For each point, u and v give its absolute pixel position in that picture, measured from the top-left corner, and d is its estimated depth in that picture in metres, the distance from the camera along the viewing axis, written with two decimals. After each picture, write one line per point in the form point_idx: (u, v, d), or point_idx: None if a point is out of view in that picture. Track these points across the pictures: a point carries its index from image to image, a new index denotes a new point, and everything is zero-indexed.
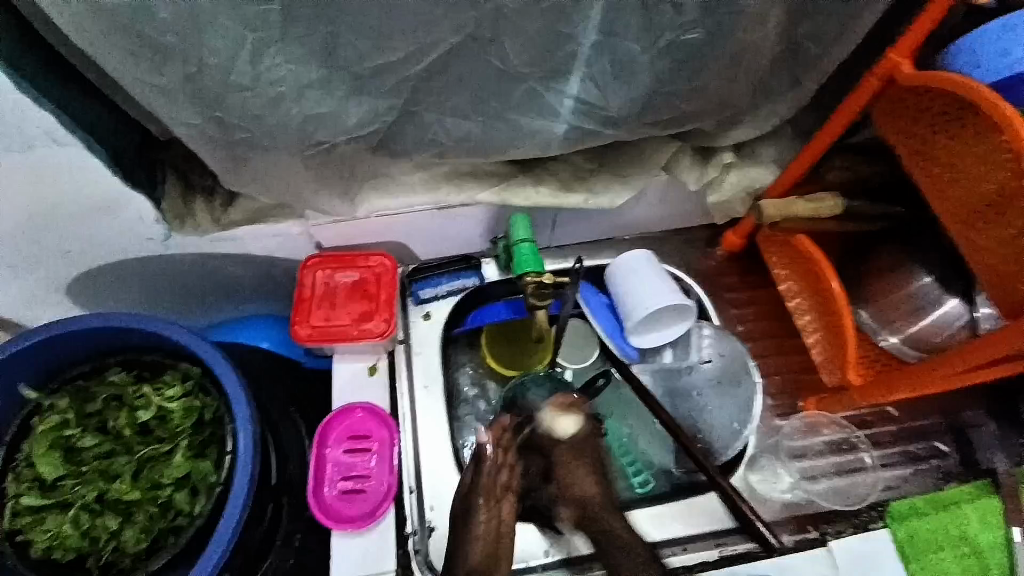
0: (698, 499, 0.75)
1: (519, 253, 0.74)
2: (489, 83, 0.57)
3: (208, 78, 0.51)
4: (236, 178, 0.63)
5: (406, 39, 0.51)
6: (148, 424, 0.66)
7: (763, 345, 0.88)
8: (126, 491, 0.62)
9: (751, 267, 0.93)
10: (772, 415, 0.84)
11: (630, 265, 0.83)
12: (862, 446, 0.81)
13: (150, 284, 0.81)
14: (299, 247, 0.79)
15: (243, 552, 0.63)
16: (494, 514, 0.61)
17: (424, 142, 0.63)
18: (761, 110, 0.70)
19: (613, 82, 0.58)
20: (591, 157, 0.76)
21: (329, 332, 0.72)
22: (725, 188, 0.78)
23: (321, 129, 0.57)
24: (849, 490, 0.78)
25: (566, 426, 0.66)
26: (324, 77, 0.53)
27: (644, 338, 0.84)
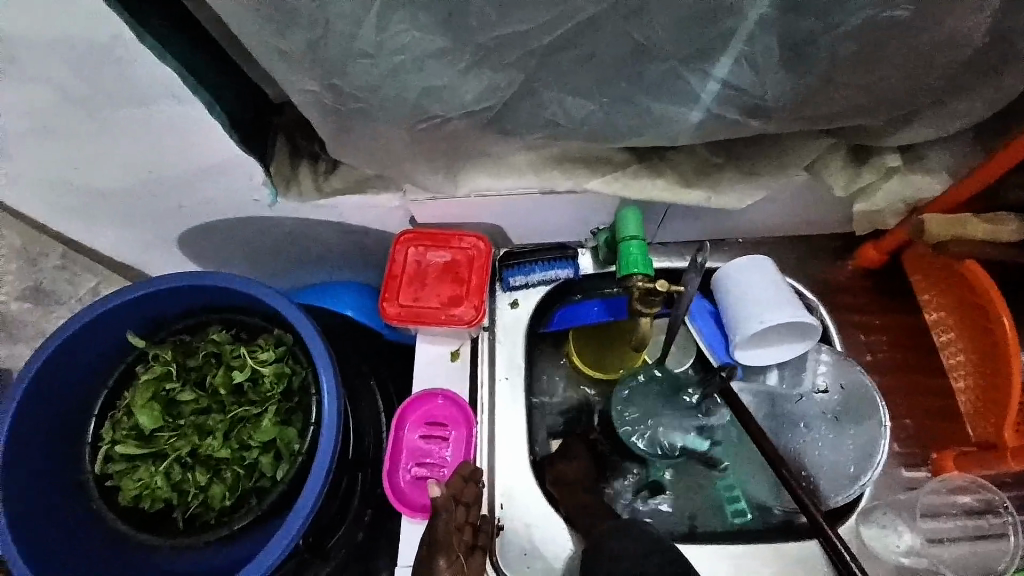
0: (788, 547, 0.68)
1: (627, 251, 0.67)
2: (624, 62, 0.50)
3: (329, 44, 0.47)
4: (344, 147, 0.61)
5: (541, 7, 0.45)
6: (242, 386, 0.66)
7: (893, 381, 0.76)
8: (217, 448, 0.63)
9: (888, 288, 0.80)
10: (896, 464, 0.72)
11: (746, 271, 0.73)
12: (1010, 513, 0.66)
13: (252, 244, 0.82)
14: (396, 220, 0.77)
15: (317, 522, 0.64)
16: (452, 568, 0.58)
17: (540, 123, 0.58)
18: (944, 110, 0.58)
19: (772, 67, 0.49)
20: (719, 149, 0.67)
21: (417, 312, 0.70)
22: (876, 197, 0.68)
23: (437, 102, 0.53)
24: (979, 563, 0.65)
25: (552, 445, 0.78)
26: (448, 47, 0.48)
27: (749, 354, 0.74)
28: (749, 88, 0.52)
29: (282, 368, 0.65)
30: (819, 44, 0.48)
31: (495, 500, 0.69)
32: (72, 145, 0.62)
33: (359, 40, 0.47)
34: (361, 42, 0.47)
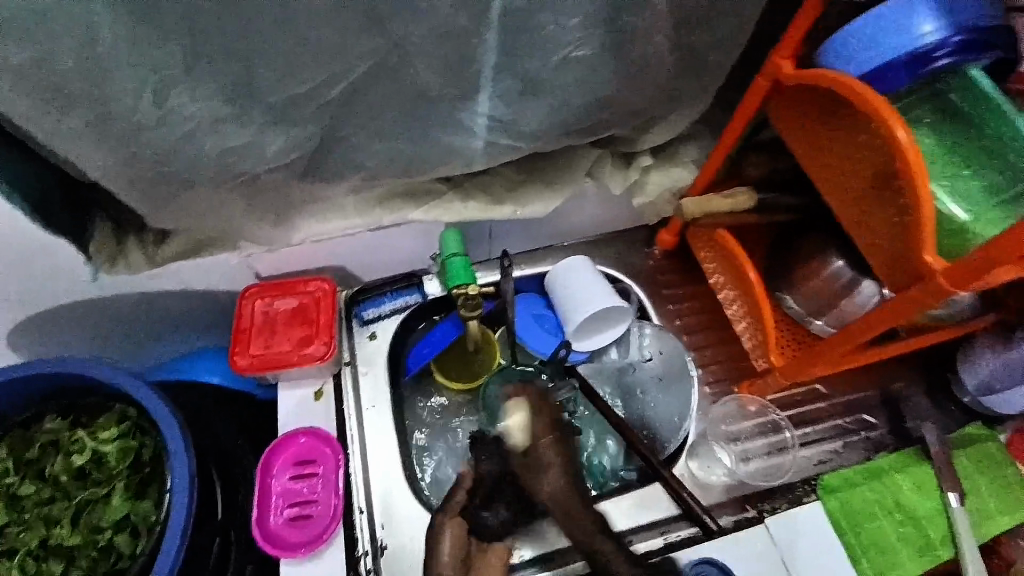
0: (641, 491, 0.77)
1: (451, 267, 0.76)
2: (404, 108, 0.60)
3: (113, 122, 0.52)
4: (163, 215, 0.64)
5: (311, 70, 0.53)
6: (84, 469, 0.66)
7: (704, 337, 0.92)
8: (66, 536, 0.63)
9: (687, 263, 0.97)
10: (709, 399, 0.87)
11: (568, 272, 0.86)
12: (785, 424, 0.84)
13: (92, 330, 0.80)
14: (240, 279, 0.79)
15: None
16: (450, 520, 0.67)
17: (351, 166, 0.65)
18: (670, 118, 0.74)
19: (521, 99, 0.61)
20: (521, 168, 0.79)
21: (269, 359, 0.73)
22: (648, 190, 0.83)
23: (241, 159, 0.59)
24: (777, 469, 0.81)
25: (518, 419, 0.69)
26: (234, 112, 0.55)
27: (585, 342, 0.87)
28: (510, 117, 0.63)
29: (127, 443, 0.64)
30: (550, 77, 0.60)
31: (375, 523, 0.72)
32: None
33: (140, 114, 0.52)
34: (142, 115, 0.52)
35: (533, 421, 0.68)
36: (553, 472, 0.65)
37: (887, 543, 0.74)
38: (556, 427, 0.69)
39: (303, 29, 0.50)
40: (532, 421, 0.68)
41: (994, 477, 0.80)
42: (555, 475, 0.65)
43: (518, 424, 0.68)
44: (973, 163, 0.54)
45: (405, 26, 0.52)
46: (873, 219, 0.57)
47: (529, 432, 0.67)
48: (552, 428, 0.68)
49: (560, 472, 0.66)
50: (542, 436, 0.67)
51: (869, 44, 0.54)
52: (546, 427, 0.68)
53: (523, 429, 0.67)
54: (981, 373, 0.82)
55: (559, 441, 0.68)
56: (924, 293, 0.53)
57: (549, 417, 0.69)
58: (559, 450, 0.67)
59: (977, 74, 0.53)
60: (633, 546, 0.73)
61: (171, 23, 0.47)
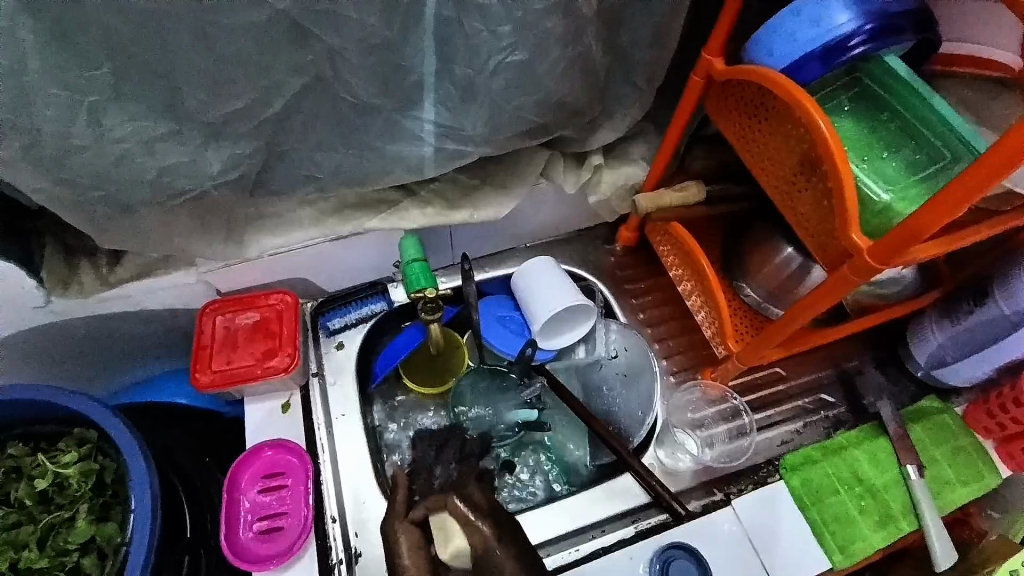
0: (611, 484, 0.79)
1: (411, 271, 0.77)
2: (347, 117, 0.62)
3: (47, 144, 0.53)
4: (111, 238, 0.64)
5: (249, 85, 0.55)
6: (47, 492, 0.65)
7: (666, 328, 0.94)
8: (35, 559, 0.62)
9: (647, 257, 0.99)
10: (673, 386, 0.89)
11: (533, 274, 0.87)
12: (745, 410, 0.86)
13: (48, 360, 0.79)
14: (198, 296, 0.80)
15: None
16: (406, 528, 0.67)
17: (301, 179, 0.67)
18: (614, 116, 0.77)
19: (461, 105, 0.63)
20: (475, 173, 0.80)
21: (230, 374, 0.73)
22: (602, 188, 0.85)
23: (181, 176, 0.59)
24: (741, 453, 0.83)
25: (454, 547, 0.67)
26: (173, 130, 0.56)
27: (552, 341, 0.88)
28: (453, 122, 0.65)
29: (89, 466, 0.64)
30: (485, 82, 0.62)
31: (348, 531, 0.72)
32: None
33: (75, 134, 0.53)
34: (77, 135, 0.53)
35: (471, 539, 0.67)
36: (503, 549, 0.65)
37: (849, 516, 0.76)
38: (498, 526, 0.67)
39: (236, 47, 0.52)
40: (466, 539, 0.67)
41: (951, 448, 0.82)
42: (508, 555, 0.65)
43: (453, 546, 0.67)
44: (892, 145, 0.58)
45: (337, 38, 0.54)
46: (805, 204, 0.60)
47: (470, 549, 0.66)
48: (492, 527, 0.67)
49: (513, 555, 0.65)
50: (488, 540, 0.66)
51: (786, 37, 0.57)
52: (489, 536, 0.66)
53: (463, 548, 0.67)
54: (932, 347, 0.84)
55: (507, 536, 0.67)
56: (852, 269, 0.55)
57: (489, 525, 0.67)
58: (503, 538, 0.66)
59: (891, 60, 0.57)
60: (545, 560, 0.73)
61: (105, 44, 0.49)
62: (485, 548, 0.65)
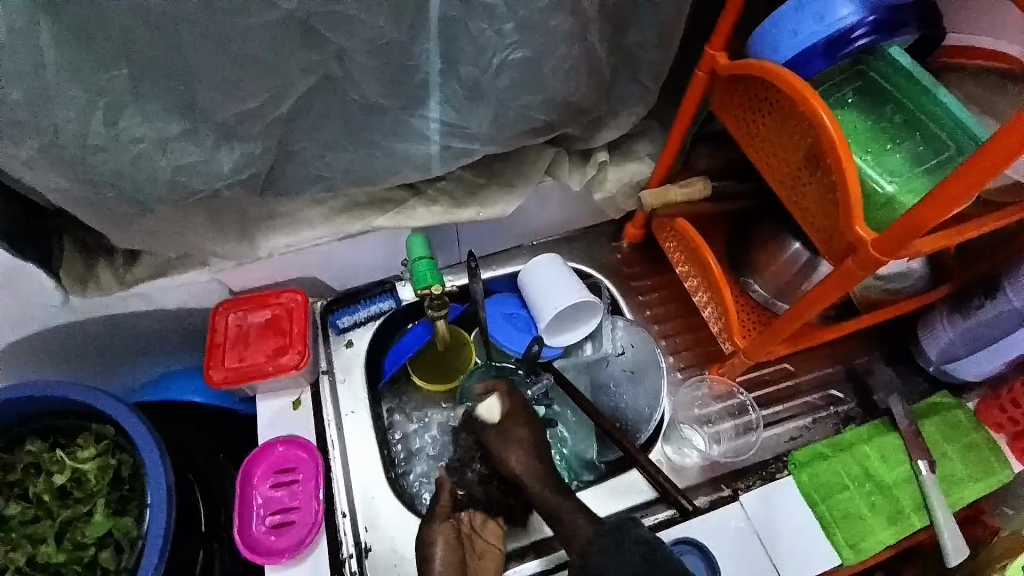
0: (618, 480, 0.79)
1: (418, 269, 0.78)
2: (355, 117, 0.63)
3: (64, 144, 0.54)
4: (128, 236, 0.66)
5: (259, 86, 0.56)
6: (65, 487, 0.67)
7: (672, 325, 0.94)
8: (52, 553, 0.64)
9: (653, 254, 0.99)
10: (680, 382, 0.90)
11: (538, 272, 0.87)
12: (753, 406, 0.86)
13: (66, 357, 0.81)
14: (211, 294, 0.81)
15: None
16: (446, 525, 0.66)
17: (311, 178, 0.68)
18: (620, 114, 0.77)
19: (468, 103, 0.64)
20: (481, 171, 0.81)
21: (242, 372, 0.74)
22: (608, 184, 0.86)
23: (194, 176, 0.61)
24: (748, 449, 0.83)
25: (486, 407, 0.71)
26: (186, 130, 0.57)
27: (559, 338, 0.88)
28: (459, 120, 0.66)
29: (106, 462, 0.66)
30: (491, 80, 0.62)
31: (358, 526, 0.73)
32: None
33: (92, 135, 0.54)
34: (94, 136, 0.54)
35: (504, 404, 0.71)
36: (519, 427, 0.70)
37: (859, 512, 0.76)
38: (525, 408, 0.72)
39: (247, 49, 0.53)
40: (503, 405, 0.71)
41: (963, 444, 0.81)
42: (522, 435, 0.69)
43: (489, 407, 0.71)
44: (897, 137, 0.58)
45: (344, 38, 0.55)
46: (810, 198, 0.60)
47: (499, 413, 0.71)
48: (519, 404, 0.72)
49: (526, 447, 0.69)
50: (513, 412, 0.71)
51: (789, 33, 0.58)
52: (516, 411, 0.71)
53: (494, 412, 0.71)
54: (942, 342, 0.83)
55: (527, 422, 0.71)
56: (856, 263, 0.56)
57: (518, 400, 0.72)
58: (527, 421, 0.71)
59: (895, 52, 0.58)
60: (599, 511, 0.77)
61: (121, 47, 0.50)
62: (508, 422, 0.70)
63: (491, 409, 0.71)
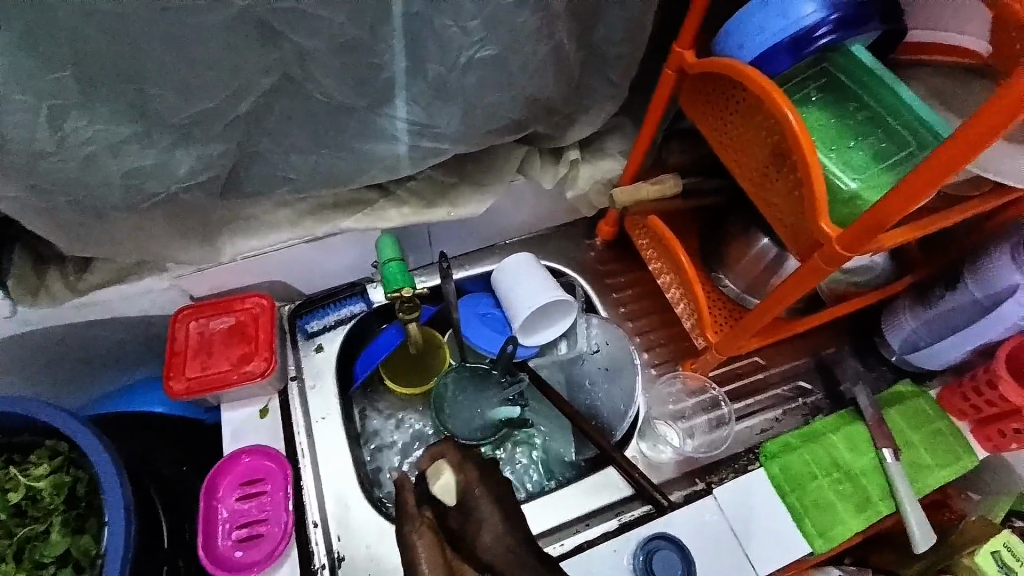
0: (594, 477, 0.79)
1: (388, 272, 0.76)
2: (319, 117, 0.61)
3: (7, 150, 0.51)
4: (79, 244, 0.63)
5: (215, 85, 0.54)
6: (21, 506, 0.64)
7: (646, 321, 0.94)
8: (11, 572, 0.61)
9: (625, 250, 1.00)
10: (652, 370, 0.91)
11: (513, 270, 0.86)
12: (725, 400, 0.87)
13: (18, 372, 0.77)
14: (172, 302, 0.78)
15: None
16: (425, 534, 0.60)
17: (274, 180, 0.66)
18: (590, 111, 0.77)
19: (435, 103, 0.63)
20: (450, 171, 0.80)
21: (206, 381, 0.71)
22: (579, 183, 0.86)
23: (150, 181, 0.58)
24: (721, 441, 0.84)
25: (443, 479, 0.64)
26: (139, 133, 0.55)
27: (536, 337, 0.88)
28: (427, 121, 0.64)
29: (61, 478, 0.63)
30: (458, 80, 0.61)
31: (331, 536, 0.72)
32: None
33: (37, 140, 0.51)
34: (38, 140, 0.51)
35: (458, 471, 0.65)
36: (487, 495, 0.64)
37: (829, 502, 0.77)
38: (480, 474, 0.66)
39: (200, 48, 0.50)
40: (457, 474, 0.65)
41: (928, 431, 0.84)
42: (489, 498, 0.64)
43: (441, 478, 0.64)
44: (860, 134, 0.58)
45: (303, 36, 0.53)
46: (776, 194, 0.60)
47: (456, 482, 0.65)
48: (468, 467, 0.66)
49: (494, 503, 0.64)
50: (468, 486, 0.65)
51: (754, 31, 0.58)
52: (473, 478, 0.65)
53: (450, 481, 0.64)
54: (906, 332, 0.85)
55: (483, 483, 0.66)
56: (822, 258, 0.56)
57: (472, 467, 0.66)
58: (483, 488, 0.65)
59: (857, 50, 0.58)
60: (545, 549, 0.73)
61: (60, 47, 0.47)
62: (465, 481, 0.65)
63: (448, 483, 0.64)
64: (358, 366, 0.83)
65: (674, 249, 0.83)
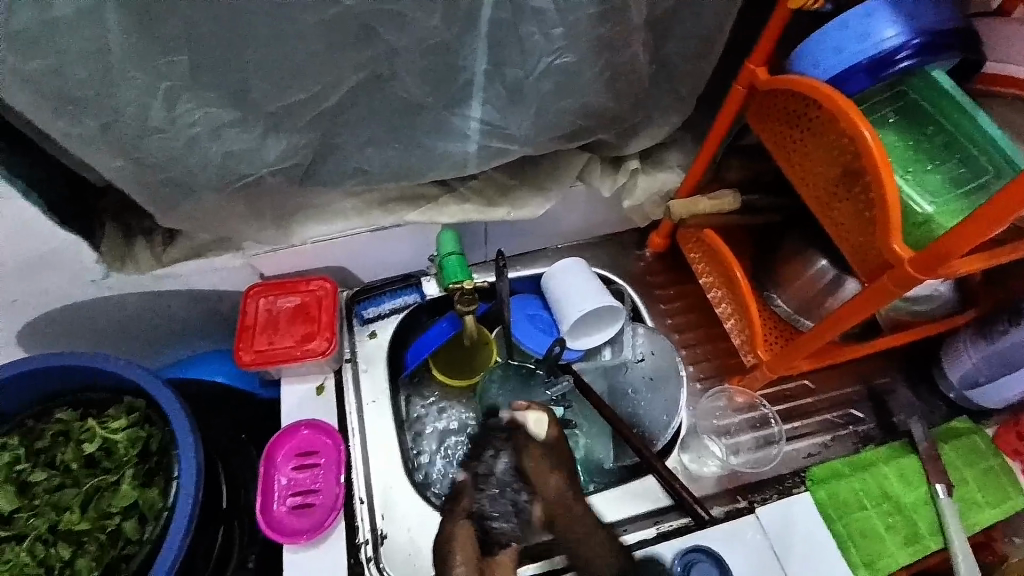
0: (635, 483, 0.79)
1: (447, 265, 0.79)
2: (398, 113, 0.65)
3: (127, 126, 0.56)
4: (170, 218, 0.68)
5: (310, 80, 0.58)
6: (95, 457, 0.68)
7: (692, 334, 0.95)
8: (76, 521, 0.65)
9: (675, 262, 1.00)
10: (694, 381, 0.91)
11: (564, 274, 0.88)
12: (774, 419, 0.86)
13: (97, 333, 0.83)
14: (242, 280, 0.83)
15: None
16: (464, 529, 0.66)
17: (349, 171, 0.70)
18: (654, 122, 0.78)
19: (509, 106, 0.66)
20: (511, 173, 0.83)
21: (271, 355, 0.76)
22: (637, 193, 0.87)
23: (244, 164, 0.63)
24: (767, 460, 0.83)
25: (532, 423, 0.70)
26: (239, 118, 0.59)
27: (582, 341, 0.89)
28: (501, 123, 0.68)
29: (136, 433, 0.67)
30: (533, 83, 0.64)
31: (375, 513, 0.74)
32: None
33: (152, 119, 0.56)
34: (154, 119, 0.56)
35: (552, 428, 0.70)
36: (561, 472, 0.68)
37: (874, 532, 0.76)
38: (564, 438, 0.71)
39: (301, 43, 0.54)
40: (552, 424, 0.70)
41: (981, 469, 0.81)
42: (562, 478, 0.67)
43: (535, 427, 0.70)
44: (936, 158, 0.59)
45: (395, 36, 0.56)
46: (844, 214, 0.60)
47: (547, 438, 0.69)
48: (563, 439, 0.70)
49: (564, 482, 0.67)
50: (557, 448, 0.69)
51: (831, 51, 0.58)
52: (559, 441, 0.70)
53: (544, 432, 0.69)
54: (965, 366, 0.83)
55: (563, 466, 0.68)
56: (890, 280, 0.56)
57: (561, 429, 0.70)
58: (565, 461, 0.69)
59: (937, 75, 0.58)
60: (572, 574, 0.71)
61: (180, 34, 0.51)
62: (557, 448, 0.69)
63: (540, 430, 0.69)
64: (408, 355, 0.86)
65: (730, 264, 0.82)
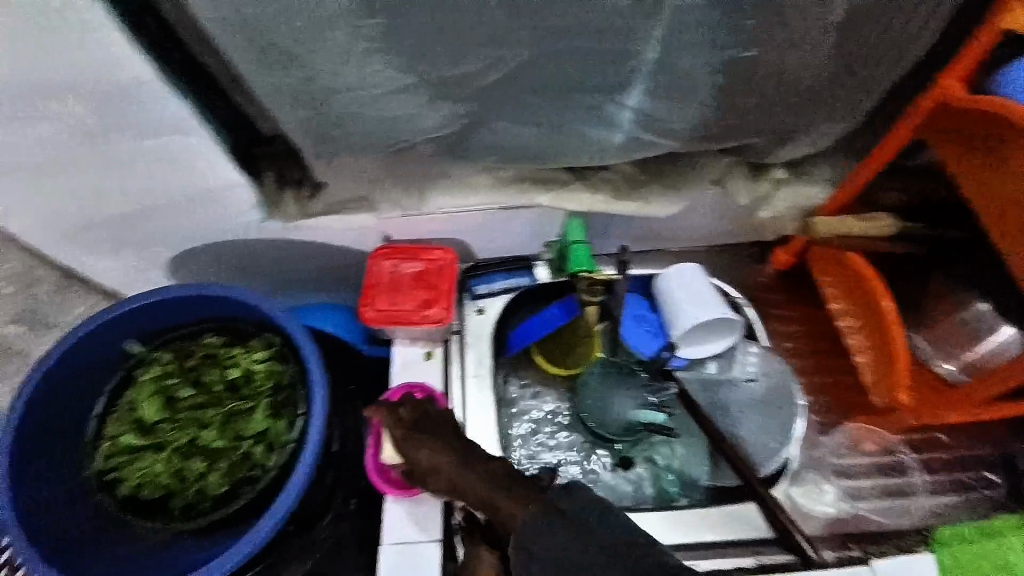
0: (735, 508, 0.75)
1: (575, 253, 0.79)
2: (557, 94, 0.64)
3: (315, 84, 0.59)
4: (325, 169, 0.72)
5: (484, 54, 0.58)
6: (235, 383, 0.74)
7: (812, 363, 0.90)
8: (215, 438, 0.71)
9: (799, 284, 0.95)
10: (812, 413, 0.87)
11: (682, 279, 0.84)
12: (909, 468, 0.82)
13: (236, 268, 0.90)
14: (370, 240, 0.86)
15: (300, 516, 0.68)
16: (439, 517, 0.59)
17: (495, 146, 0.71)
18: (816, 131, 0.73)
19: (672, 97, 0.64)
20: (646, 168, 0.81)
21: (391, 315, 0.78)
22: (775, 203, 0.84)
23: (404, 129, 0.66)
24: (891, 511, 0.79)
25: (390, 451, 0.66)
26: (412, 84, 0.61)
27: (691, 350, 0.85)
28: (656, 114, 0.66)
29: (273, 366, 0.73)
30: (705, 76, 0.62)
31: None
32: (89, 189, 0.71)
33: (336, 78, 0.59)
34: (337, 77, 0.59)
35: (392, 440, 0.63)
36: (427, 459, 0.59)
37: None
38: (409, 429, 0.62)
39: (486, 16, 0.54)
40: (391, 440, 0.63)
41: None
42: (435, 466, 0.59)
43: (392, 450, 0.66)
44: None
45: (579, 15, 0.54)
46: None
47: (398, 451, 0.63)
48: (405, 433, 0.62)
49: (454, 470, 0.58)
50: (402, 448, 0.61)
51: None
52: (402, 440, 0.62)
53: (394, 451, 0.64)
54: None
55: (445, 447, 0.59)
56: None
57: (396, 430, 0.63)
58: (418, 444, 0.60)
59: None
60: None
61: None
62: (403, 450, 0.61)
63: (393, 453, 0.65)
64: (513, 338, 0.85)
65: (877, 295, 0.75)
